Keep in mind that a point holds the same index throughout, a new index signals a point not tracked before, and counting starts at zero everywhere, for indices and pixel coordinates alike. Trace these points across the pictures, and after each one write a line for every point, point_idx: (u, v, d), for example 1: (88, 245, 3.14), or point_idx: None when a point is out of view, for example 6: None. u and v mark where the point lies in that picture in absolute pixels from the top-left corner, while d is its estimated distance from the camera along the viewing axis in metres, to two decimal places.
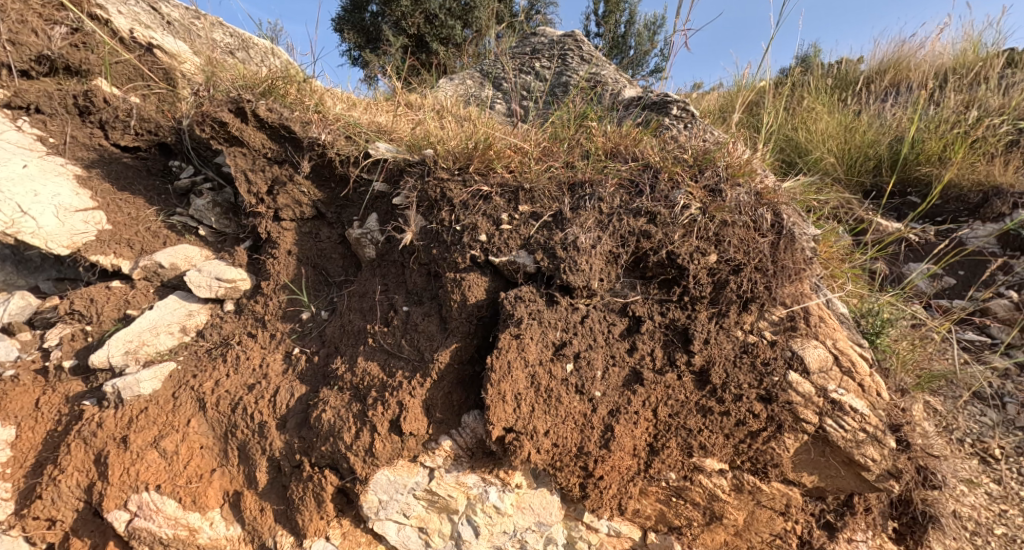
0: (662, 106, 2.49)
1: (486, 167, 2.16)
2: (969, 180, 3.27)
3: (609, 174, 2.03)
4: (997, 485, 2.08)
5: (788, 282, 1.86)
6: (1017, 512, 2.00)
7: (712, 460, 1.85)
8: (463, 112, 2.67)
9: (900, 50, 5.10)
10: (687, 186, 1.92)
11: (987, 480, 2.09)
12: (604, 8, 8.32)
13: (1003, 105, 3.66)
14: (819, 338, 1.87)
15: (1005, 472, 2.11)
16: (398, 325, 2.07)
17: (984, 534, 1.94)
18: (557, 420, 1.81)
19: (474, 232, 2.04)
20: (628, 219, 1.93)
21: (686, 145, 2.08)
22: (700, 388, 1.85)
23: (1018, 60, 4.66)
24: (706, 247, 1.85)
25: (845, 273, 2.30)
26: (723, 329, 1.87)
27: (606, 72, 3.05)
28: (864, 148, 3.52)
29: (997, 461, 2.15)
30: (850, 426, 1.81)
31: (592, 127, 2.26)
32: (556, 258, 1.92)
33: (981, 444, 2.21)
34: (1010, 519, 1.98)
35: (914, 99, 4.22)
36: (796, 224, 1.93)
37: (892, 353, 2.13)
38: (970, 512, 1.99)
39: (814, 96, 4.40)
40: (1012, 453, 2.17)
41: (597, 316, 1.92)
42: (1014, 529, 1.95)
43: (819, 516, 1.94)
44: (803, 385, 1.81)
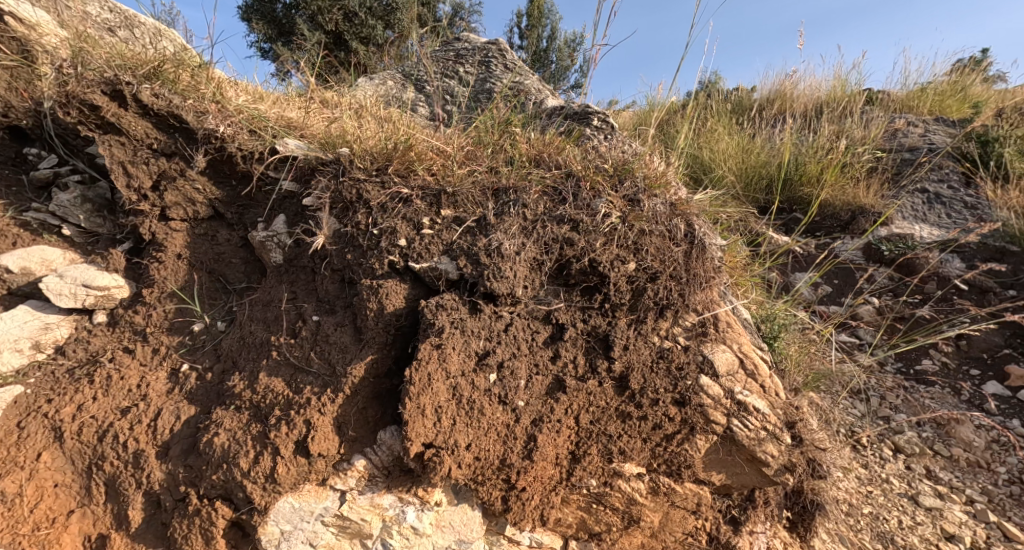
0: (584, 117, 2.53)
1: (406, 169, 2.05)
2: (841, 200, 3.68)
3: (533, 181, 2.01)
4: (865, 469, 2.31)
5: (699, 290, 1.94)
6: (881, 492, 2.21)
7: (631, 464, 1.88)
8: (383, 112, 2.54)
9: (784, 83, 5.70)
10: (608, 196, 1.96)
11: (856, 466, 2.32)
12: (527, 22, 8.47)
13: (865, 135, 4.18)
14: (727, 342, 1.97)
15: (871, 458, 2.36)
16: (307, 337, 1.90)
17: (855, 514, 2.13)
18: (479, 432, 1.75)
19: (393, 237, 1.93)
20: (551, 226, 1.92)
21: (607, 156, 2.12)
22: (620, 393, 1.87)
23: (876, 98, 5.36)
24: (626, 255, 1.89)
25: (746, 282, 2.48)
26: (641, 335, 1.90)
27: (529, 82, 3.06)
28: (757, 168, 3.87)
29: (863, 448, 2.39)
30: (754, 425, 1.91)
31: (516, 133, 2.23)
32: (480, 265, 1.86)
33: (852, 433, 2.44)
34: (875, 498, 2.19)
35: (797, 126, 4.71)
36: (706, 235, 2.03)
37: (786, 355, 2.30)
38: (844, 495, 2.18)
39: (716, 118, 4.77)
40: (877, 440, 2.42)
41: (520, 324, 1.87)
42: (879, 507, 2.16)
43: (725, 512, 2.01)
44: (713, 388, 1.88)
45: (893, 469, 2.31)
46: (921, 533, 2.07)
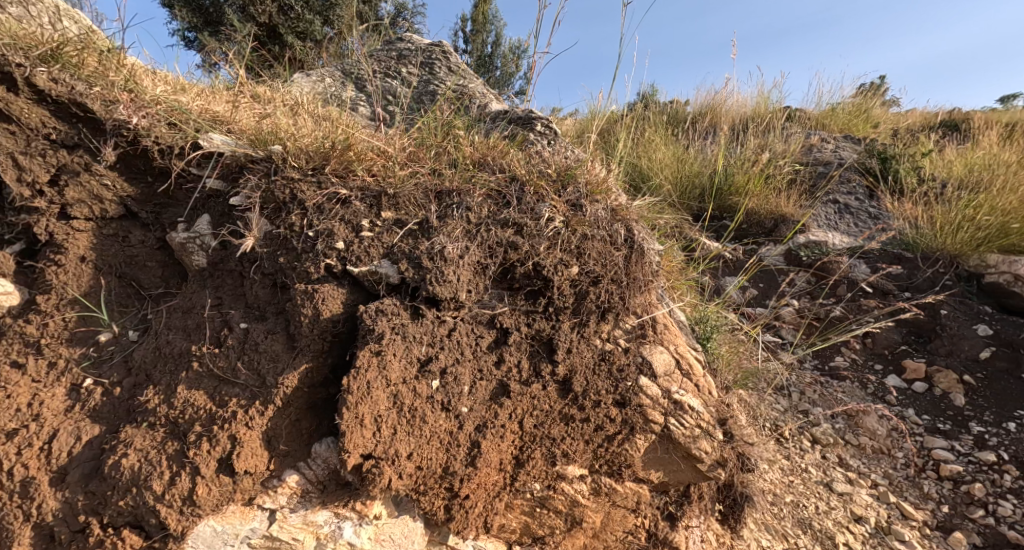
0: (527, 122, 2.53)
1: (344, 169, 1.96)
2: (765, 209, 3.93)
3: (477, 184, 1.99)
4: (787, 460, 2.45)
5: (638, 293, 1.99)
6: (801, 480, 2.36)
7: (573, 466, 1.90)
8: (320, 110, 2.42)
9: (714, 98, 6.04)
10: (551, 200, 1.97)
11: (780, 457, 2.46)
12: (471, 27, 8.44)
13: (786, 149, 4.48)
14: (664, 344, 2.03)
15: (792, 450, 2.51)
16: (234, 345, 1.76)
17: (778, 503, 2.25)
18: (421, 441, 1.71)
19: (330, 240, 1.84)
20: (495, 229, 1.91)
21: (550, 161, 2.13)
22: (563, 396, 1.88)
23: (795, 115, 5.79)
24: (569, 260, 1.90)
25: (682, 285, 2.58)
26: (584, 338, 1.92)
27: (473, 86, 3.03)
28: (691, 178, 4.07)
29: (785, 440, 2.55)
30: (689, 423, 1.97)
31: (459, 135, 2.20)
32: (422, 269, 1.82)
33: (776, 427, 2.59)
34: (796, 487, 2.33)
35: (727, 138, 4.99)
36: (645, 240, 2.08)
37: (718, 355, 2.41)
38: (769, 485, 2.30)
39: (654, 129, 4.97)
40: (797, 433, 2.58)
41: (464, 329, 1.84)
42: (798, 495, 2.30)
43: (662, 509, 2.06)
44: (651, 388, 1.93)
45: (811, 459, 2.47)
46: (834, 517, 2.23)
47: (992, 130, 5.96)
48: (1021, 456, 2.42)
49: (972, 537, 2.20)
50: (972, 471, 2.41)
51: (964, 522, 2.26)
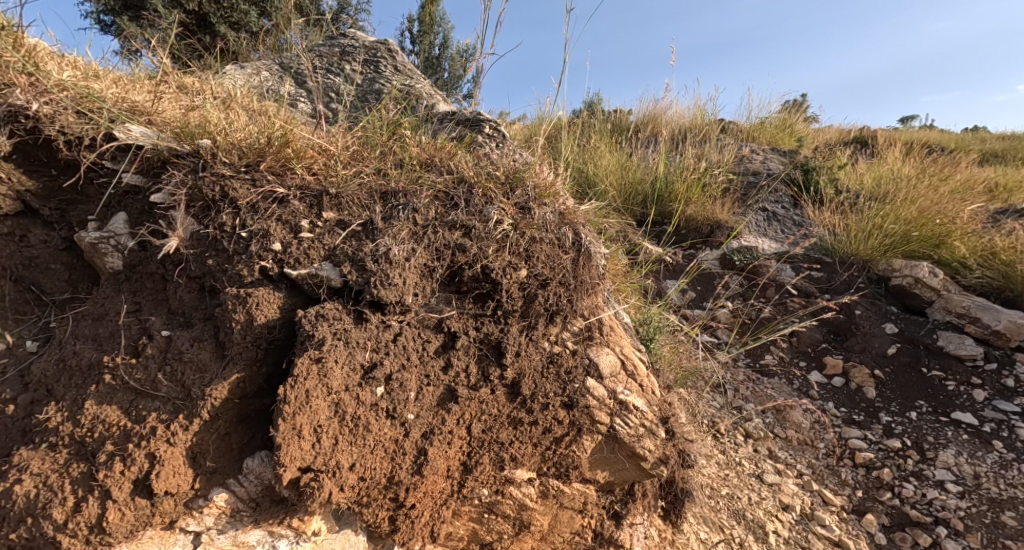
0: (475, 124, 2.50)
1: (281, 167, 1.86)
2: (702, 216, 4.12)
3: (424, 185, 1.94)
4: (723, 455, 2.56)
5: (585, 296, 2.02)
6: (736, 474, 2.47)
7: (521, 470, 1.89)
8: (255, 103, 2.29)
9: (656, 108, 6.27)
10: (500, 203, 1.96)
11: (717, 452, 2.56)
12: (418, 27, 8.31)
13: (721, 158, 4.72)
14: (610, 346, 2.06)
15: (728, 445, 2.62)
16: (155, 355, 1.61)
17: (716, 496, 2.33)
18: (365, 450, 1.65)
19: (265, 241, 1.74)
20: (443, 231, 1.87)
21: (498, 163, 2.12)
22: (512, 400, 1.87)
23: (729, 127, 6.12)
24: (517, 262, 1.89)
25: (627, 287, 2.64)
26: (532, 341, 1.91)
27: (420, 86, 2.97)
28: (634, 185, 4.21)
29: (722, 436, 2.66)
30: (634, 423, 2.00)
31: (405, 134, 2.13)
32: (366, 271, 1.75)
33: (713, 424, 2.70)
34: (731, 480, 2.43)
35: (667, 147, 5.19)
36: (592, 244, 2.11)
37: (660, 356, 2.49)
38: (708, 480, 2.39)
39: (599, 136, 5.09)
40: (732, 429, 2.71)
41: (410, 333, 1.79)
42: (733, 488, 2.40)
43: (609, 508, 2.09)
44: (598, 389, 1.95)
45: (745, 453, 2.60)
46: (765, 507, 2.34)
47: (898, 147, 6.56)
48: (921, 442, 2.64)
49: (881, 518, 2.38)
50: (881, 458, 2.61)
51: (875, 504, 2.44)
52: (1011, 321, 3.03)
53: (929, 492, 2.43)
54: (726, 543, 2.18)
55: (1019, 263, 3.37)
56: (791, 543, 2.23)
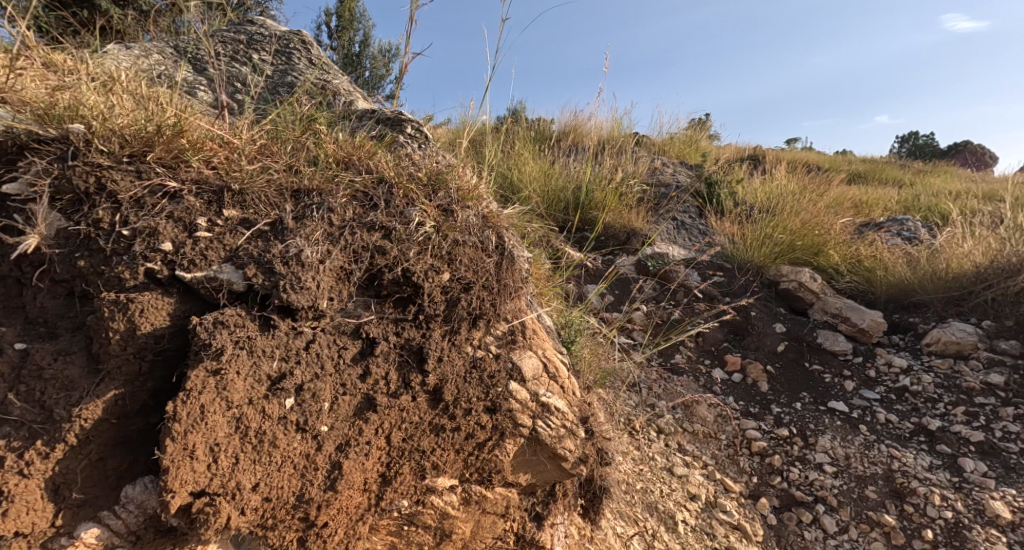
0: (396, 124, 2.42)
1: (174, 161, 1.67)
2: (619, 224, 4.31)
3: (340, 184, 1.83)
4: (638, 451, 2.67)
5: (508, 299, 2.01)
6: (648, 468, 2.58)
7: (443, 478, 1.85)
8: (144, 87, 2.05)
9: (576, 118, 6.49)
10: (422, 204, 1.90)
11: (632, 449, 2.66)
12: (336, 23, 7.95)
13: (636, 168, 4.96)
14: (532, 349, 2.06)
15: (642, 441, 2.74)
16: (5, 371, 1.41)
17: (631, 491, 2.42)
18: (270, 468, 1.54)
19: (153, 240, 1.56)
20: (361, 233, 1.78)
21: (420, 164, 2.05)
22: (434, 407, 1.82)
23: (642, 140, 6.47)
24: (440, 266, 1.85)
25: (549, 292, 2.69)
26: (455, 346, 1.87)
27: (337, 82, 2.83)
28: (556, 193, 4.32)
29: (637, 433, 2.77)
30: (555, 424, 2.02)
31: (320, 129, 2.01)
32: (274, 275, 1.62)
33: (629, 421, 2.81)
34: (644, 474, 2.54)
35: (588, 155, 5.37)
36: (514, 248, 2.11)
37: (580, 357, 2.55)
38: (624, 475, 2.47)
39: (522, 143, 5.16)
40: (646, 426, 2.83)
41: (325, 340, 1.69)
42: (647, 482, 2.50)
43: (530, 510, 2.09)
44: (521, 393, 1.95)
45: (657, 448, 2.73)
46: (674, 498, 2.47)
47: (784, 165, 7.29)
48: (805, 429, 2.89)
49: (772, 500, 2.60)
50: (772, 445, 2.83)
51: (768, 488, 2.65)
52: (873, 320, 3.46)
53: (810, 474, 2.67)
54: (640, 535, 2.26)
55: (879, 269, 3.85)
56: (697, 531, 2.37)
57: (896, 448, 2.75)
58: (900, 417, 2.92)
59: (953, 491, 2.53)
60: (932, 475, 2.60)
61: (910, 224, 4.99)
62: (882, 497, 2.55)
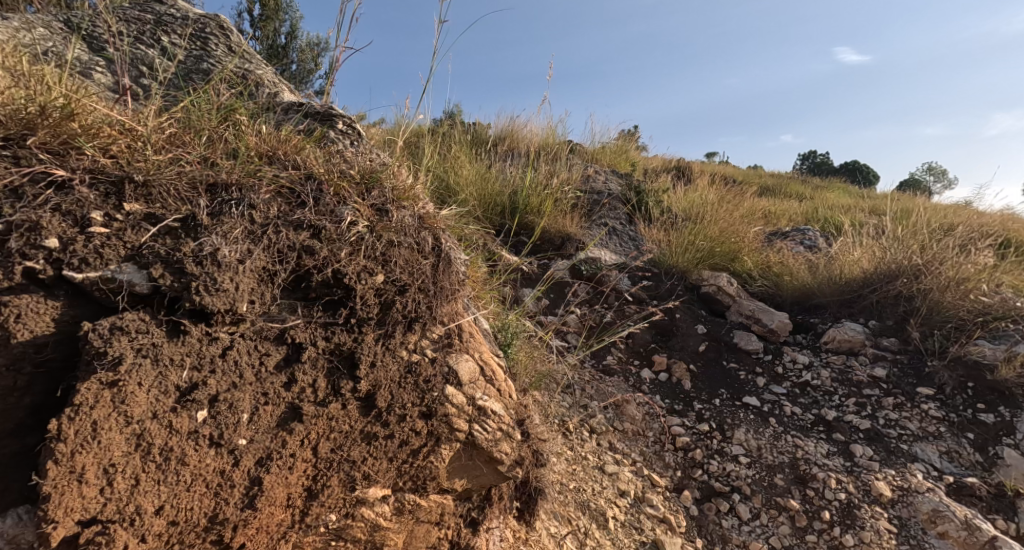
0: (326, 119, 2.31)
1: (63, 148, 1.49)
2: (555, 229, 4.38)
3: (263, 179, 1.69)
4: (572, 451, 2.70)
5: (445, 302, 1.96)
6: (581, 467, 2.63)
7: (375, 488, 1.76)
8: (27, 64, 1.80)
9: (513, 124, 6.55)
10: (354, 203, 1.80)
11: (566, 449, 2.70)
12: (260, 12, 7.50)
13: (570, 175, 5.07)
14: (469, 352, 2.01)
15: (575, 441, 2.78)
16: None
17: (564, 491, 2.44)
18: (178, 488, 1.42)
19: (35, 236, 1.38)
20: (287, 231, 1.67)
21: (352, 161, 1.93)
22: (366, 414, 1.74)
23: (576, 148, 6.64)
24: (373, 267, 1.77)
25: (485, 295, 2.67)
26: (389, 350, 1.80)
27: (261, 71, 2.64)
28: (493, 196, 4.32)
29: (570, 434, 2.81)
30: (491, 428, 1.98)
31: (240, 119, 1.85)
32: (186, 275, 1.48)
33: (563, 423, 2.85)
34: (577, 474, 2.57)
35: (524, 160, 5.42)
36: (452, 249, 2.06)
37: (517, 360, 2.55)
38: (558, 476, 2.49)
39: (459, 146, 5.12)
40: (578, 427, 2.88)
41: (244, 347, 1.57)
42: (579, 481, 2.54)
43: (466, 516, 2.05)
44: (457, 397, 1.89)
45: (589, 447, 2.78)
46: (605, 495, 2.53)
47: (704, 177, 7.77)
48: (722, 423, 3.06)
49: (694, 492, 2.73)
50: (695, 440, 2.96)
51: (690, 480, 2.78)
52: (781, 321, 3.73)
53: (727, 465, 2.83)
54: (573, 534, 2.28)
55: (786, 274, 4.18)
56: (626, 526, 2.43)
57: (800, 437, 2.97)
58: (803, 409, 3.16)
59: (846, 474, 2.75)
60: (829, 460, 2.82)
61: (811, 234, 5.48)
62: (789, 484, 2.73)
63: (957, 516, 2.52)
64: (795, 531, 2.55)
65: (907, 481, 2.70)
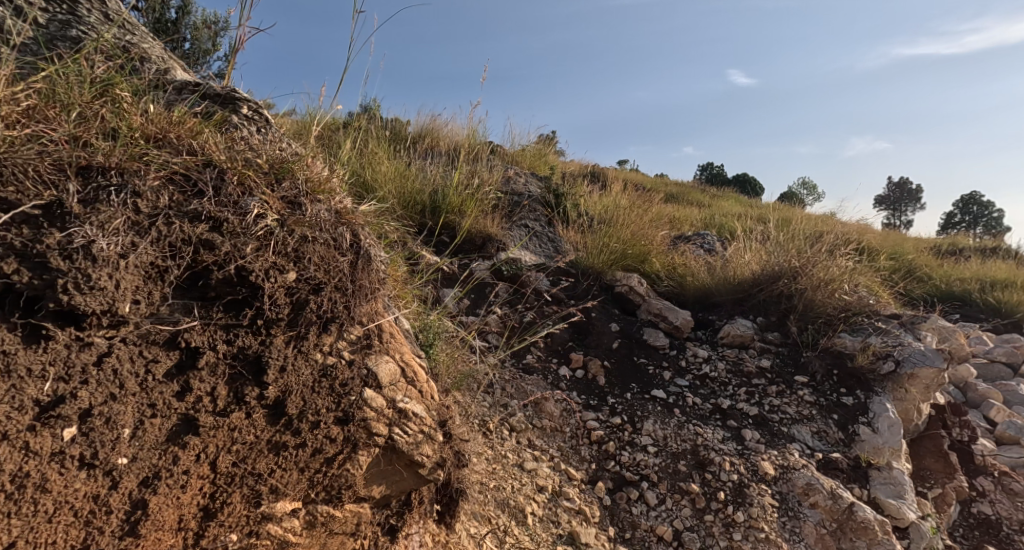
0: (228, 102, 2.11)
1: None
2: (476, 228, 4.36)
3: (150, 164, 1.50)
4: (491, 451, 2.70)
5: (365, 301, 1.85)
6: (501, 466, 2.63)
7: (283, 502, 1.64)
8: None
9: (434, 121, 6.46)
10: (262, 194, 1.65)
11: (486, 449, 2.68)
12: None
13: (492, 175, 5.08)
14: (390, 353, 1.92)
15: (495, 440, 2.78)
16: None
17: (484, 490, 2.43)
18: (37, 520, 1.26)
19: None
20: (181, 223, 1.50)
21: (259, 149, 1.76)
22: (274, 423, 1.62)
23: (497, 149, 6.69)
24: (284, 264, 1.64)
25: (406, 295, 2.59)
26: (301, 353, 1.68)
27: (146, 43, 2.34)
28: (413, 195, 4.23)
29: (490, 433, 2.80)
30: (412, 430, 1.90)
31: (121, 95, 1.62)
32: (50, 271, 1.30)
33: (483, 422, 2.84)
34: (497, 473, 2.57)
35: (444, 159, 5.37)
36: (372, 246, 1.95)
37: (439, 361, 2.50)
38: (478, 475, 2.47)
39: (377, 141, 4.96)
40: (498, 426, 2.88)
41: (126, 353, 1.40)
42: (499, 479, 2.54)
43: (384, 523, 1.93)
44: (376, 400, 1.80)
45: (509, 446, 2.79)
46: (524, 492, 2.54)
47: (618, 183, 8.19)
48: (633, 415, 3.21)
49: (607, 483, 2.83)
50: (608, 433, 3.08)
51: (604, 472, 2.88)
52: (684, 319, 4.00)
53: (637, 455, 2.96)
54: (492, 533, 2.27)
55: (689, 276, 4.50)
56: (544, 520, 2.46)
57: (700, 426, 3.18)
58: (703, 399, 3.40)
59: (738, 457, 2.99)
60: (724, 445, 3.05)
61: (710, 238, 5.95)
62: (690, 469, 2.92)
63: (825, 487, 2.83)
64: (695, 513, 2.73)
65: (786, 459, 2.99)
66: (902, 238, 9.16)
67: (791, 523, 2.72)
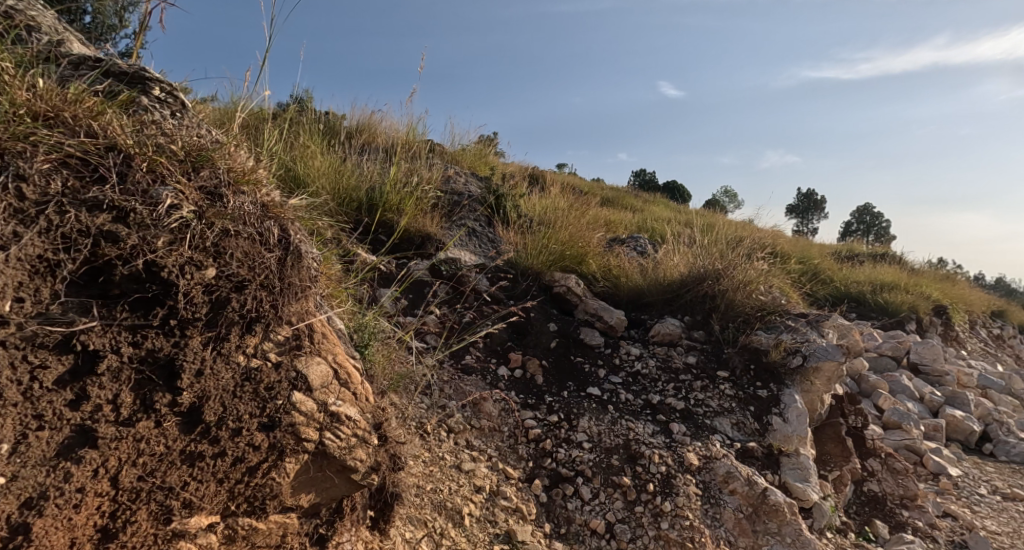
0: (135, 82, 1.92)
1: None
2: (414, 227, 4.28)
3: (39, 145, 1.35)
4: (428, 453, 2.66)
5: (294, 300, 1.74)
6: (438, 469, 2.59)
7: (198, 517, 1.51)
8: None
9: (371, 117, 6.28)
10: (176, 183, 1.51)
11: (422, 452, 2.63)
12: None
13: (431, 173, 5.01)
14: (321, 354, 1.83)
15: (432, 442, 2.74)
16: None
17: (420, 493, 2.38)
18: None
19: None
20: (78, 213, 1.36)
21: (173, 134, 1.62)
22: (188, 432, 1.50)
23: (437, 147, 6.61)
24: (202, 260, 1.51)
25: (339, 294, 2.48)
26: (221, 356, 1.56)
27: (38, 13, 2.09)
28: (348, 191, 4.08)
29: (427, 435, 2.76)
30: (345, 434, 1.80)
31: (3, 67, 1.44)
32: None
33: (420, 424, 2.79)
34: (434, 476, 2.53)
35: (382, 156, 5.23)
36: (302, 242, 1.84)
37: (374, 362, 2.41)
38: (414, 478, 2.42)
39: (310, 134, 4.73)
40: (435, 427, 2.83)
41: (5, 358, 1.23)
42: (436, 482, 2.50)
43: (312, 533, 1.82)
44: (306, 404, 1.70)
45: (446, 447, 2.75)
46: (461, 493, 2.52)
47: None
48: (569, 413, 3.26)
49: (543, 480, 2.86)
50: (545, 431, 3.11)
51: (540, 469, 2.91)
52: (619, 318, 4.13)
53: (573, 452, 3.02)
54: (428, 536, 2.22)
55: (623, 277, 4.65)
56: (480, 521, 2.44)
57: (631, 421, 3.29)
58: (635, 395, 3.52)
59: (666, 449, 3.12)
60: (653, 439, 3.18)
61: (643, 241, 6.19)
62: (622, 463, 3.02)
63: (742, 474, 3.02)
64: (627, 505, 2.81)
65: (709, 450, 3.16)
66: (810, 245, 10.04)
67: (712, 510, 2.87)
